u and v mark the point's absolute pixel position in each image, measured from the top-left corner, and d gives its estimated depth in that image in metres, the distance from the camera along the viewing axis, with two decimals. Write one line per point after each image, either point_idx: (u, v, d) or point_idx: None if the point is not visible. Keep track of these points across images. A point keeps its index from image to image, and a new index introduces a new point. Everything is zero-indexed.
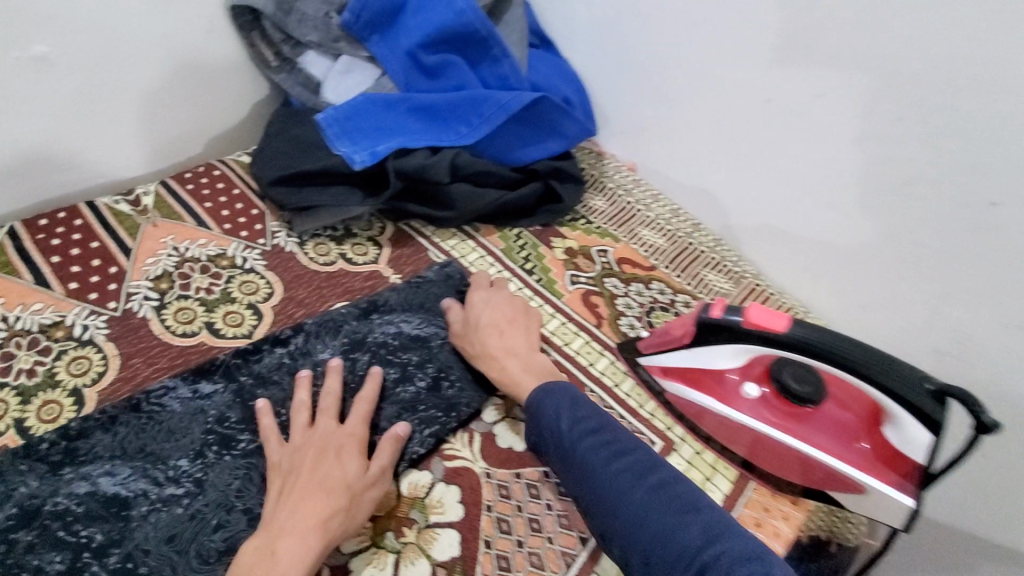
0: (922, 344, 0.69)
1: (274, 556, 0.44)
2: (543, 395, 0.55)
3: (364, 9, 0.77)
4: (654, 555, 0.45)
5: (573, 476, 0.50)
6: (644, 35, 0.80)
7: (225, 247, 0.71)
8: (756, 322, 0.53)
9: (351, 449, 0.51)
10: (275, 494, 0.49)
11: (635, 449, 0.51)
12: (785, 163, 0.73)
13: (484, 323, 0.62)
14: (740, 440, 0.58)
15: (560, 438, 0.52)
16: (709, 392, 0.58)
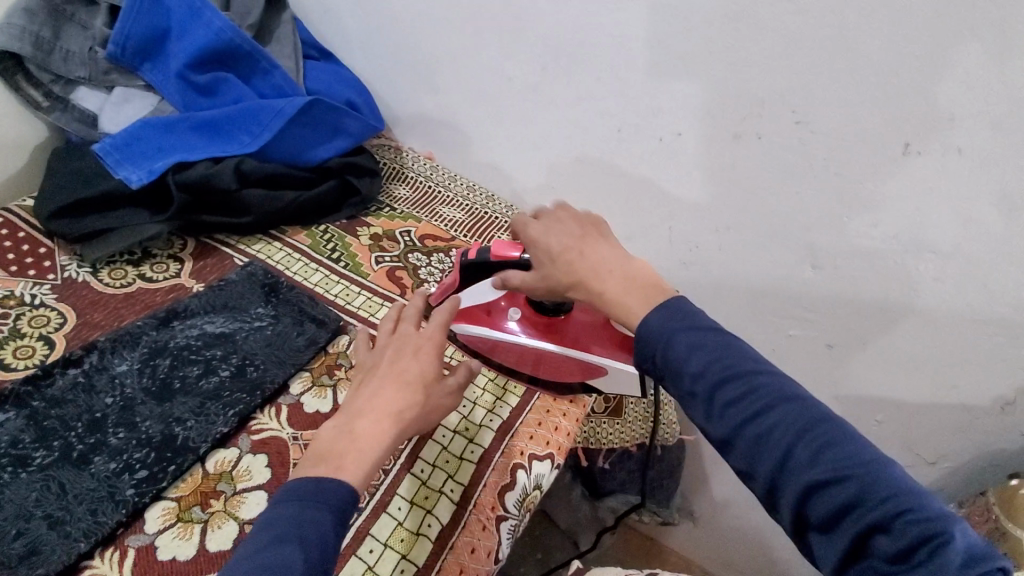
0: (672, 259, 0.85)
1: (355, 434, 0.48)
2: (654, 327, 0.48)
3: (127, 40, 0.80)
4: (818, 513, 0.40)
5: (707, 418, 0.45)
6: (408, 35, 0.89)
7: (10, 288, 0.71)
8: (499, 255, 0.61)
9: (430, 347, 0.54)
10: (356, 386, 0.53)
11: (784, 397, 0.43)
12: (540, 129, 0.86)
13: (557, 252, 0.55)
14: (525, 359, 0.65)
15: (685, 378, 0.45)
16: (490, 326, 0.64)
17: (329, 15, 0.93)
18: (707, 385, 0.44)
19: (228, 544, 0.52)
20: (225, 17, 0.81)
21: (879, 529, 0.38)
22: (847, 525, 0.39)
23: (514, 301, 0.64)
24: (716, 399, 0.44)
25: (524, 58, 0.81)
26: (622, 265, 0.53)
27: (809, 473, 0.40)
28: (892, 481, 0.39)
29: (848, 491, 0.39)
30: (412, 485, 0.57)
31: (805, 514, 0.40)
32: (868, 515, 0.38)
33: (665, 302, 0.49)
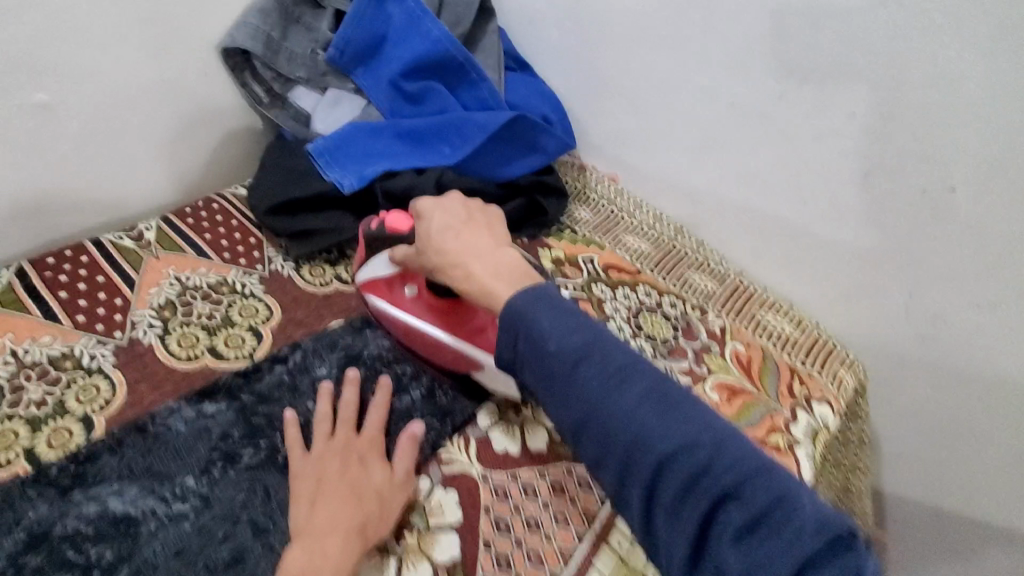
0: (906, 330, 0.73)
1: (326, 554, 0.47)
2: (530, 306, 0.44)
3: (349, 44, 0.82)
4: (668, 494, 0.38)
5: (560, 394, 0.42)
6: (616, 51, 0.83)
7: (224, 275, 0.74)
8: (393, 228, 0.62)
9: (374, 456, 0.55)
10: (307, 502, 0.51)
11: (639, 369, 0.41)
12: (756, 163, 0.76)
13: (434, 230, 0.54)
14: (414, 341, 0.64)
15: (543, 355, 0.42)
16: (385, 300, 0.64)
17: (533, 25, 0.90)
18: (561, 360, 0.42)
19: None
20: (443, 27, 0.81)
21: (729, 500, 0.37)
22: (697, 502, 0.37)
23: (411, 278, 0.63)
24: (587, 388, 0.41)
25: (759, 82, 0.72)
26: (493, 249, 0.51)
27: (660, 450, 0.38)
28: (734, 454, 0.39)
29: (697, 463, 0.38)
30: (609, 559, 0.52)
31: (657, 496, 0.38)
32: (720, 489, 0.37)
33: (534, 284, 0.47)
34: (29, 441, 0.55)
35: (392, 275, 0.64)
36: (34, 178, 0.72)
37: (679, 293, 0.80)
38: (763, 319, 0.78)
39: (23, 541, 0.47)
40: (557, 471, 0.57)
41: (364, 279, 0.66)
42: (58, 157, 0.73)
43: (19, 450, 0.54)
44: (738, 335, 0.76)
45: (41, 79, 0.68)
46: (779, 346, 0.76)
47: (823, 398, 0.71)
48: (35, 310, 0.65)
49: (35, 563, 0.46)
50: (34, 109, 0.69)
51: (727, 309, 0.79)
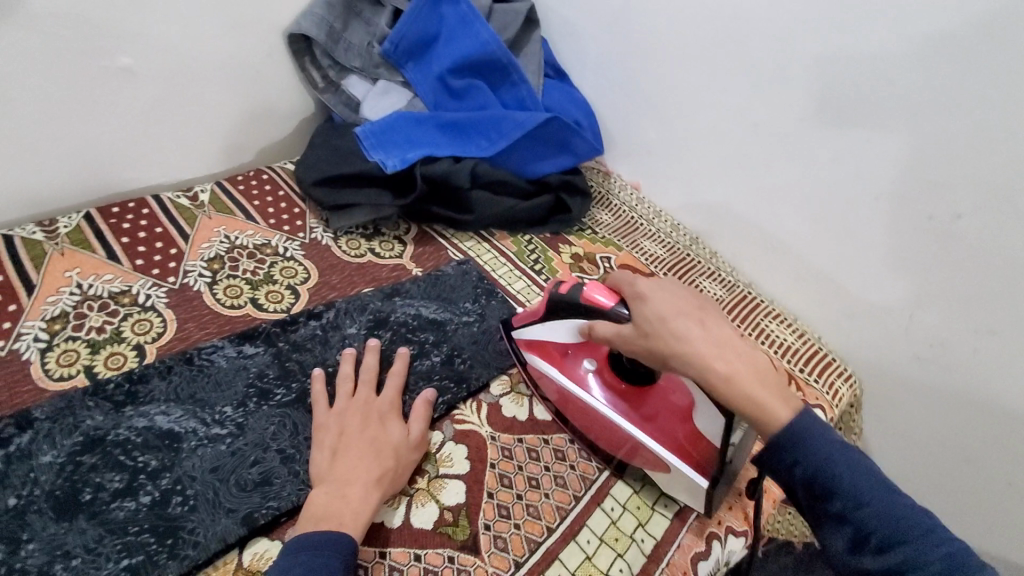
0: (903, 349, 0.76)
1: (346, 498, 0.50)
2: (816, 436, 0.45)
3: (402, 39, 0.88)
4: None
5: (849, 540, 0.43)
6: (651, 67, 0.89)
7: (269, 238, 0.80)
8: (591, 300, 0.55)
9: (392, 416, 0.58)
10: (330, 451, 0.54)
11: (942, 532, 0.42)
12: (774, 180, 0.81)
13: (669, 314, 0.49)
14: (579, 415, 0.60)
15: (840, 500, 0.43)
16: (556, 368, 0.61)
17: (573, 38, 0.96)
18: (859, 511, 0.43)
19: (429, 525, 0.53)
20: (491, 30, 0.87)
21: None
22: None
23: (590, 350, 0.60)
24: (872, 530, 0.42)
25: (780, 103, 0.77)
26: (749, 350, 0.48)
27: None
28: None
29: None
30: (602, 521, 0.56)
31: None
32: None
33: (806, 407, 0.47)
34: (88, 361, 0.61)
35: (569, 345, 0.60)
36: (108, 133, 0.79)
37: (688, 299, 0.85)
38: (767, 328, 0.82)
39: (81, 442, 0.53)
40: (560, 440, 0.62)
41: (533, 341, 0.63)
42: (132, 117, 0.80)
43: (79, 367, 0.60)
44: None
45: (127, 45, 0.76)
46: (781, 353, 0.79)
47: (818, 403, 0.74)
48: (99, 250, 0.72)
49: (90, 462, 0.52)
50: (120, 71, 0.76)
51: (734, 314, 0.83)
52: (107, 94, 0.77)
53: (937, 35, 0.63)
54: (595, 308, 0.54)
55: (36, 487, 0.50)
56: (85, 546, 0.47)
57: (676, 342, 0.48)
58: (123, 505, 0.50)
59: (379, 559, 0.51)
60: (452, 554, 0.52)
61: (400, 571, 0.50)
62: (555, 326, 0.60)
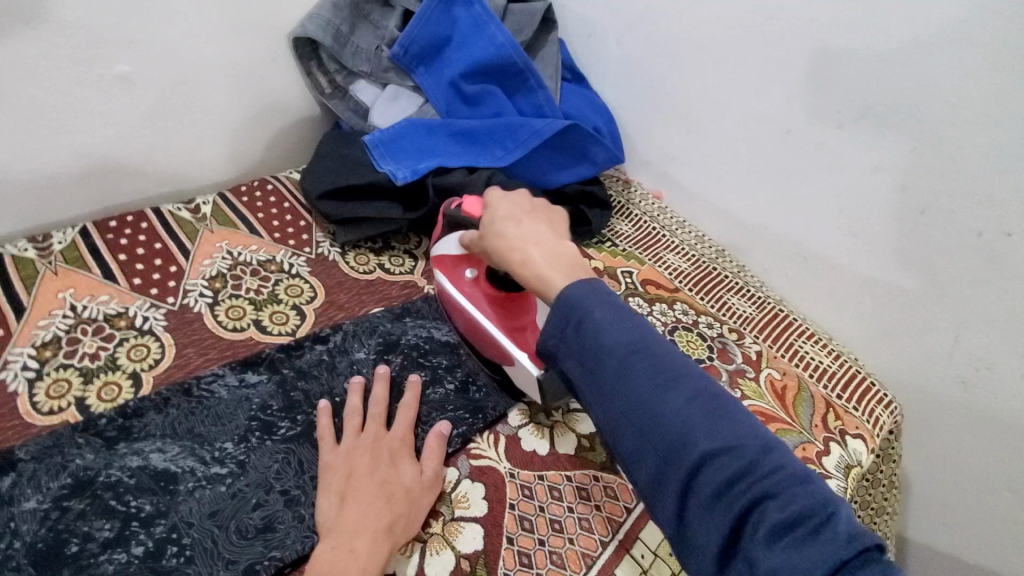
0: (945, 373, 0.71)
1: (354, 552, 0.46)
2: (578, 290, 0.47)
3: (413, 43, 0.84)
4: (701, 480, 0.40)
5: (607, 387, 0.44)
6: (672, 69, 0.84)
7: (273, 254, 0.76)
8: (468, 212, 0.62)
9: (403, 453, 0.54)
10: (337, 496, 0.50)
11: (690, 372, 0.43)
12: (808, 192, 0.76)
13: (499, 216, 0.56)
14: (461, 322, 0.66)
15: (596, 347, 0.44)
16: (446, 277, 0.67)
17: (592, 39, 0.92)
18: (612, 355, 0.44)
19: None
20: (507, 32, 0.82)
21: (767, 499, 0.38)
22: (729, 502, 0.39)
23: (475, 262, 0.65)
24: (620, 367, 0.43)
25: (816, 112, 0.72)
26: (550, 239, 0.52)
27: (705, 445, 0.40)
28: (776, 463, 0.40)
29: (740, 462, 0.39)
30: (632, 570, 0.52)
31: (694, 486, 0.40)
32: (760, 488, 0.39)
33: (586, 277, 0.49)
34: (80, 392, 0.57)
35: (455, 256, 0.66)
36: (104, 144, 0.75)
37: (716, 316, 0.80)
38: (801, 349, 0.77)
39: (68, 485, 0.49)
40: (584, 477, 0.57)
41: (432, 253, 0.69)
42: (130, 126, 0.76)
43: (70, 399, 0.56)
44: (773, 362, 0.75)
45: (122, 51, 0.72)
46: (816, 377, 0.74)
47: (858, 433, 0.69)
48: (95, 269, 0.68)
49: (78, 508, 0.48)
50: (116, 79, 0.73)
51: (764, 335, 0.79)
52: (103, 103, 0.73)
53: (988, 38, 0.58)
54: (466, 217, 0.62)
55: (16, 539, 0.46)
56: None
57: (498, 237, 0.54)
58: (112, 558, 0.45)
59: None
60: None
61: None
62: (447, 237, 0.66)
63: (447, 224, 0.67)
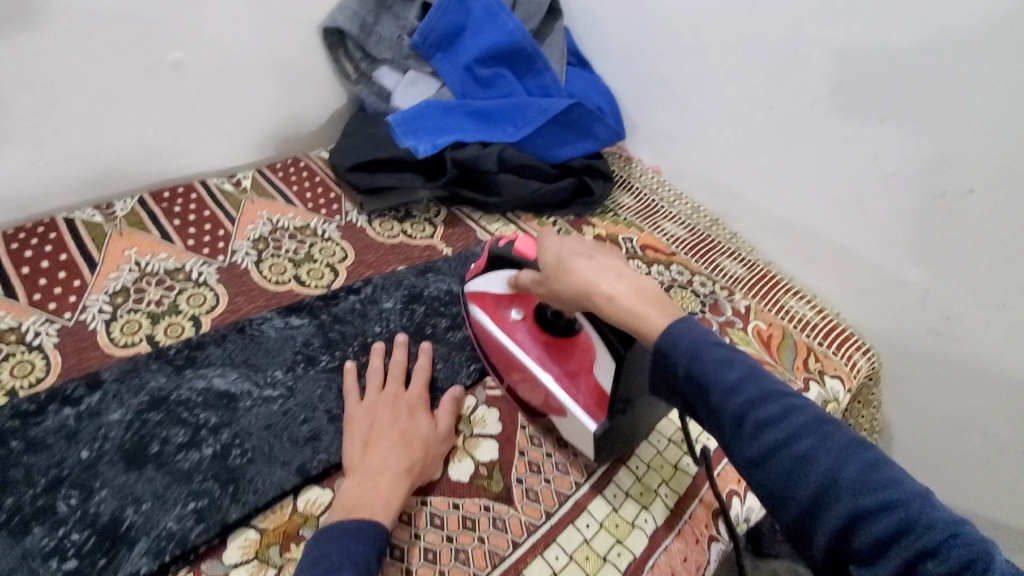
0: (919, 325, 0.78)
1: (378, 488, 0.51)
2: (681, 334, 0.45)
3: (430, 31, 0.92)
4: (855, 536, 0.35)
5: (736, 438, 0.41)
6: (669, 53, 0.91)
7: (308, 221, 0.84)
8: (521, 252, 0.58)
9: (421, 408, 0.59)
10: (360, 444, 0.55)
11: (825, 419, 0.39)
12: (793, 163, 0.83)
13: (567, 254, 0.52)
14: (506, 366, 0.63)
15: (716, 396, 0.42)
16: (490, 316, 0.63)
17: (595, 27, 0.99)
18: (737, 404, 0.41)
19: (465, 478, 0.57)
20: (517, 20, 0.90)
21: (930, 554, 0.33)
22: (888, 554, 0.34)
23: (521, 301, 0.61)
24: (746, 416, 0.40)
25: (797, 88, 0.79)
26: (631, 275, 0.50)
27: (852, 499, 0.36)
28: (936, 513, 0.34)
29: (894, 515, 0.34)
30: (627, 478, 0.59)
31: (843, 540, 0.36)
32: (918, 542, 0.33)
33: (694, 323, 0.46)
34: (150, 330, 0.66)
35: (501, 295, 0.62)
36: (156, 123, 0.84)
37: (709, 276, 0.87)
38: (787, 305, 0.84)
39: (146, 401, 0.57)
40: None
41: (471, 288, 0.64)
42: (178, 108, 0.85)
43: (142, 335, 0.65)
44: (760, 315, 0.82)
45: (174, 40, 0.80)
46: (800, 328, 0.81)
47: (836, 373, 0.76)
48: (153, 231, 0.77)
49: (156, 419, 0.56)
50: (169, 65, 0.81)
51: (753, 293, 0.86)
52: (156, 87, 0.82)
53: (950, 17, 0.65)
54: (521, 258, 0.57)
55: (107, 441, 0.54)
56: (154, 493, 0.51)
57: (573, 276, 0.50)
58: (188, 456, 0.54)
59: (420, 507, 0.54)
60: (488, 503, 0.55)
61: (440, 517, 0.54)
62: (490, 276, 0.62)
63: (490, 261, 0.62)
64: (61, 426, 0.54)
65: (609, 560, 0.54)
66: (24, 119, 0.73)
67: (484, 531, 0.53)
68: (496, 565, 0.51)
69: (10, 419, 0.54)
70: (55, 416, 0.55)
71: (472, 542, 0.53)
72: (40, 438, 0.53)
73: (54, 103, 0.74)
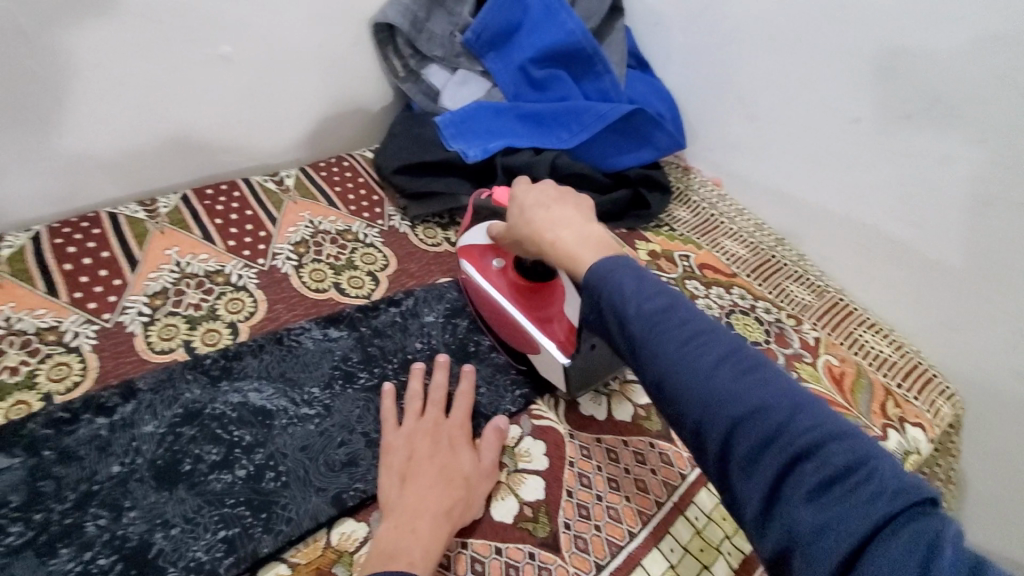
0: (1012, 371, 0.69)
1: (416, 532, 0.47)
2: (606, 266, 0.44)
3: (485, 29, 0.88)
4: (736, 441, 0.36)
5: (638, 358, 0.41)
6: (740, 57, 0.85)
7: (350, 224, 0.81)
8: (498, 202, 0.63)
9: (462, 440, 0.55)
10: (399, 477, 0.51)
11: (720, 334, 0.40)
12: (875, 182, 0.75)
13: (527, 204, 0.54)
14: (486, 312, 0.66)
15: (624, 317, 0.41)
16: (473, 266, 0.66)
17: (659, 27, 0.93)
18: (641, 324, 0.40)
19: (509, 518, 0.53)
20: (577, 20, 0.85)
21: (805, 458, 0.34)
22: (768, 462, 0.35)
23: (503, 252, 0.65)
24: (648, 335, 0.40)
25: (889, 101, 0.72)
26: (581, 220, 0.50)
27: (736, 407, 0.36)
28: (810, 418, 0.36)
29: (772, 420, 0.35)
30: (686, 530, 0.54)
31: (730, 453, 0.36)
32: (794, 446, 0.35)
33: (616, 254, 0.46)
34: (187, 336, 0.64)
35: (484, 244, 0.66)
36: (202, 118, 0.82)
37: (775, 302, 0.80)
38: (861, 338, 0.77)
39: (181, 414, 0.55)
40: (640, 443, 0.60)
41: (459, 242, 0.69)
42: (225, 103, 0.83)
43: (179, 341, 0.63)
44: (832, 349, 0.75)
45: (224, 33, 0.78)
46: (875, 366, 0.74)
47: (918, 422, 0.69)
48: (194, 230, 0.75)
49: (190, 433, 0.54)
50: (218, 59, 0.79)
51: (824, 323, 0.79)
52: (205, 81, 0.79)
53: None
54: (497, 207, 0.62)
55: (139, 456, 0.52)
56: (184, 516, 0.48)
57: (526, 221, 0.53)
58: (221, 477, 0.51)
59: (461, 550, 0.50)
60: (533, 550, 0.51)
61: (481, 563, 0.50)
62: (477, 226, 0.66)
63: (477, 214, 0.67)
64: (94, 436, 0.52)
65: None
66: (73, 110, 0.72)
67: None
68: None
69: (44, 426, 0.52)
70: (88, 426, 0.53)
71: None
72: (73, 449, 0.51)
73: (103, 95, 0.73)
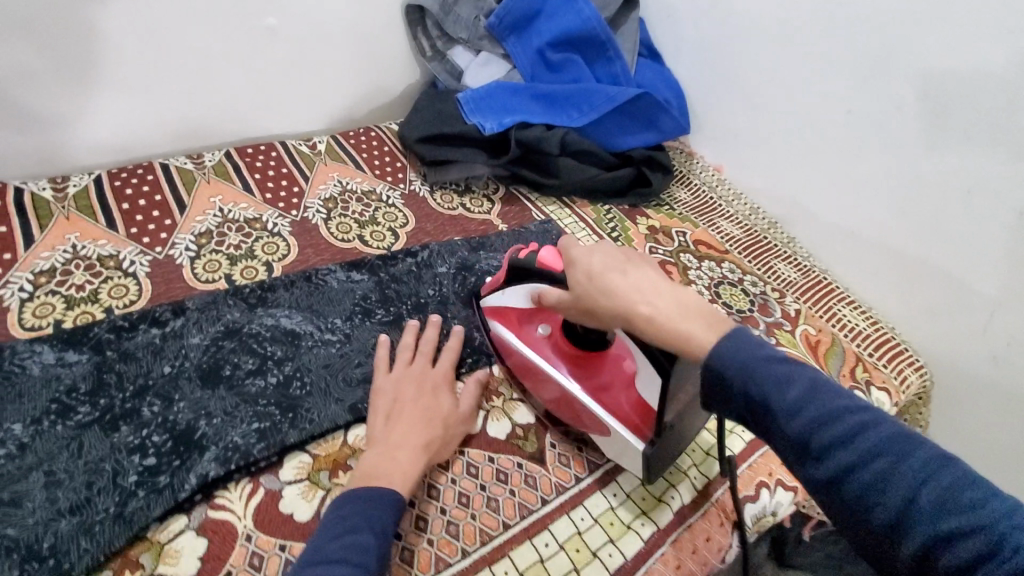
0: (980, 349, 0.75)
1: (396, 460, 0.52)
2: (736, 357, 0.41)
3: (508, 14, 0.95)
4: (935, 556, 0.34)
5: (799, 458, 0.39)
6: (743, 51, 0.91)
7: (375, 187, 0.89)
8: (545, 263, 0.57)
9: (445, 388, 0.60)
10: (383, 414, 0.56)
11: (896, 435, 0.37)
12: (860, 169, 0.82)
13: (601, 271, 0.49)
14: (537, 385, 0.61)
15: (780, 419, 0.40)
16: (515, 334, 0.63)
17: (671, 20, 1.00)
18: (801, 429, 0.39)
19: (502, 435, 0.60)
20: (593, 7, 0.92)
21: None
22: None
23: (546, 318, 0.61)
24: (809, 438, 0.38)
25: (877, 93, 0.77)
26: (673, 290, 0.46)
27: (929, 522, 0.34)
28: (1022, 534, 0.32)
29: (972, 537, 0.33)
30: None
31: (924, 563, 0.34)
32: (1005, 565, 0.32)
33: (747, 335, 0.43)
34: (228, 270, 0.72)
35: (525, 311, 0.62)
36: (247, 83, 0.90)
37: (761, 277, 0.87)
38: (839, 312, 0.83)
39: (222, 330, 0.63)
40: None
41: (494, 308, 0.64)
42: (269, 72, 0.91)
43: (221, 274, 0.72)
44: (811, 320, 0.81)
45: (272, 7, 0.86)
46: (849, 337, 0.80)
47: (884, 386, 0.75)
48: (236, 182, 0.83)
49: (230, 346, 0.62)
50: (266, 30, 0.87)
51: (805, 297, 0.85)
52: (252, 49, 0.88)
53: None
54: (546, 272, 0.56)
55: (187, 360, 0.60)
56: (224, 410, 0.56)
57: (609, 297, 0.47)
58: (255, 382, 0.59)
59: (458, 455, 0.58)
60: (521, 461, 0.58)
61: (475, 467, 0.57)
62: (513, 292, 0.61)
63: (510, 274, 0.62)
64: (149, 342, 0.61)
65: (634, 527, 0.55)
66: (135, 67, 0.80)
67: (515, 486, 0.56)
68: (524, 516, 0.54)
69: (107, 331, 0.61)
70: (144, 334, 0.61)
71: (504, 493, 0.56)
72: (131, 350, 0.60)
73: (163, 56, 0.81)
